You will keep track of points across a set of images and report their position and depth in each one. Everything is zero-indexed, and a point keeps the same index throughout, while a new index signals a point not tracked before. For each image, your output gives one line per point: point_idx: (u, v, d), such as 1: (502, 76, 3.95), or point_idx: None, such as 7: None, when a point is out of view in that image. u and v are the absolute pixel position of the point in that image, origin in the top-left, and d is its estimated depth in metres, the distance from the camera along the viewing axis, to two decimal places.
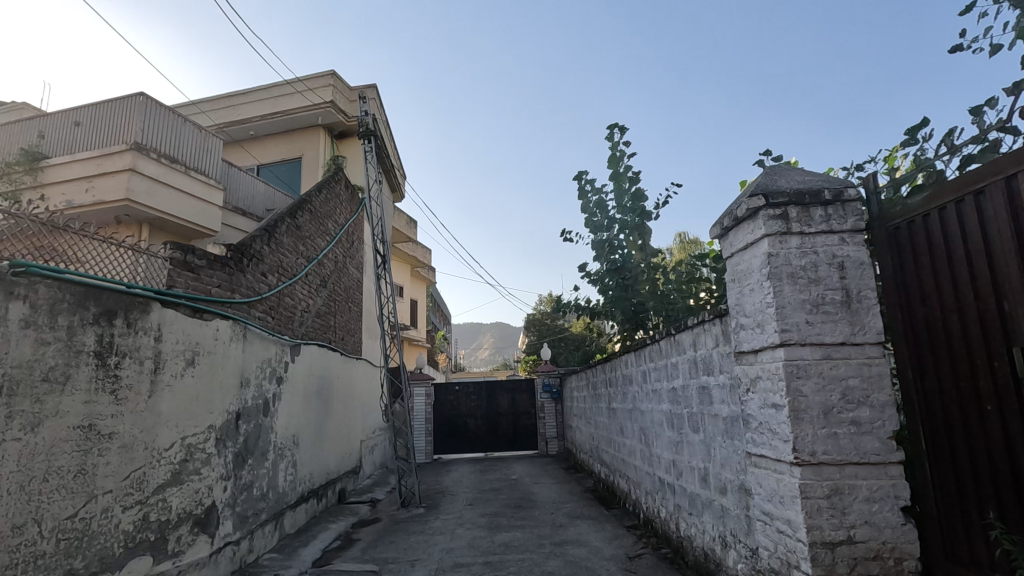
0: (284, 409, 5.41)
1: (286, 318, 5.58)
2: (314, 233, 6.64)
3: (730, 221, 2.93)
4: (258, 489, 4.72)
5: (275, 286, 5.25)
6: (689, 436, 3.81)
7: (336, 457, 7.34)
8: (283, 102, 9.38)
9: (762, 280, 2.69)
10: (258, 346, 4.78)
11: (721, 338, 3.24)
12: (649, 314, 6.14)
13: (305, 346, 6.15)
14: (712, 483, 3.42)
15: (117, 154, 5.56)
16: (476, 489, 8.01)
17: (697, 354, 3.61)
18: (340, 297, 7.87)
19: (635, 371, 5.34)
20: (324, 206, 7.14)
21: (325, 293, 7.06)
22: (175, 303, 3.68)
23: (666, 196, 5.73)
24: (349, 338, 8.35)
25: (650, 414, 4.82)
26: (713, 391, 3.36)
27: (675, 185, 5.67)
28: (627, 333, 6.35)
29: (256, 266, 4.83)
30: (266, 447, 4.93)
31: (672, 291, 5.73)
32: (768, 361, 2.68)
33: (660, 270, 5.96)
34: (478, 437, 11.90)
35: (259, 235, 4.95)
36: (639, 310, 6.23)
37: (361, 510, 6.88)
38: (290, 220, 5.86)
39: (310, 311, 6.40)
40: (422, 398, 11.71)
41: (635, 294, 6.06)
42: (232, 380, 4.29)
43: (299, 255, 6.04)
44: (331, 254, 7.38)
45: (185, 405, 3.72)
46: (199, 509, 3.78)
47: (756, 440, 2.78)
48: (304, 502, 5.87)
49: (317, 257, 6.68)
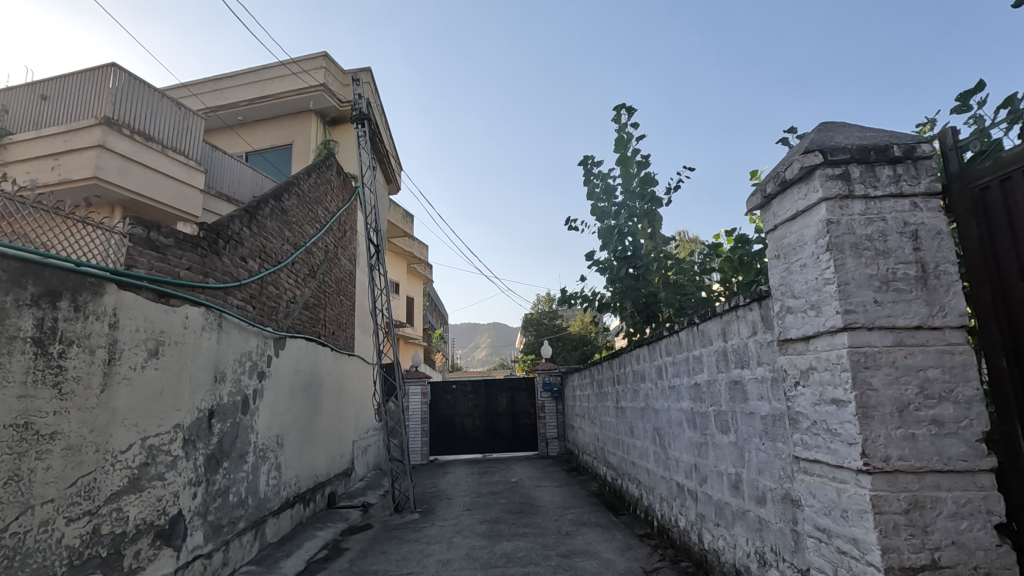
0: (266, 406, 4.98)
1: (269, 308, 5.13)
2: (302, 219, 6.20)
3: (775, 187, 2.52)
4: (235, 495, 4.29)
5: (256, 272, 4.79)
6: (716, 437, 3.39)
7: (326, 459, 6.91)
8: (272, 85, 8.93)
9: (818, 252, 2.28)
10: (236, 337, 4.33)
11: (759, 325, 2.82)
12: (661, 306, 5.60)
13: (291, 339, 5.71)
14: (745, 492, 3.00)
15: (85, 130, 5.12)
16: (475, 493, 7.57)
17: (728, 345, 3.19)
18: (331, 289, 7.43)
19: (648, 366, 4.92)
20: (313, 192, 6.70)
21: (314, 284, 6.62)
22: (134, 285, 3.23)
23: (678, 180, 5.24)
24: (341, 332, 7.90)
25: (667, 414, 4.40)
26: (748, 386, 2.95)
27: (689, 168, 5.19)
28: (638, 327, 5.84)
29: (234, 249, 4.38)
30: (245, 449, 4.48)
31: (686, 282, 5.50)
32: (825, 349, 2.25)
33: (672, 259, 5.62)
34: (475, 438, 11.46)
35: (238, 216, 4.50)
36: (650, 303, 5.65)
37: (352, 515, 6.45)
38: (275, 202, 5.41)
39: (297, 302, 5.96)
40: (418, 396, 11.27)
41: (646, 285, 5.53)
42: (204, 375, 3.84)
43: (284, 241, 5.60)
44: (321, 242, 6.94)
45: (146, 401, 3.28)
46: (162, 520, 3.34)
47: (808, 443, 2.36)
48: (289, 507, 5.44)
49: (304, 245, 6.24)
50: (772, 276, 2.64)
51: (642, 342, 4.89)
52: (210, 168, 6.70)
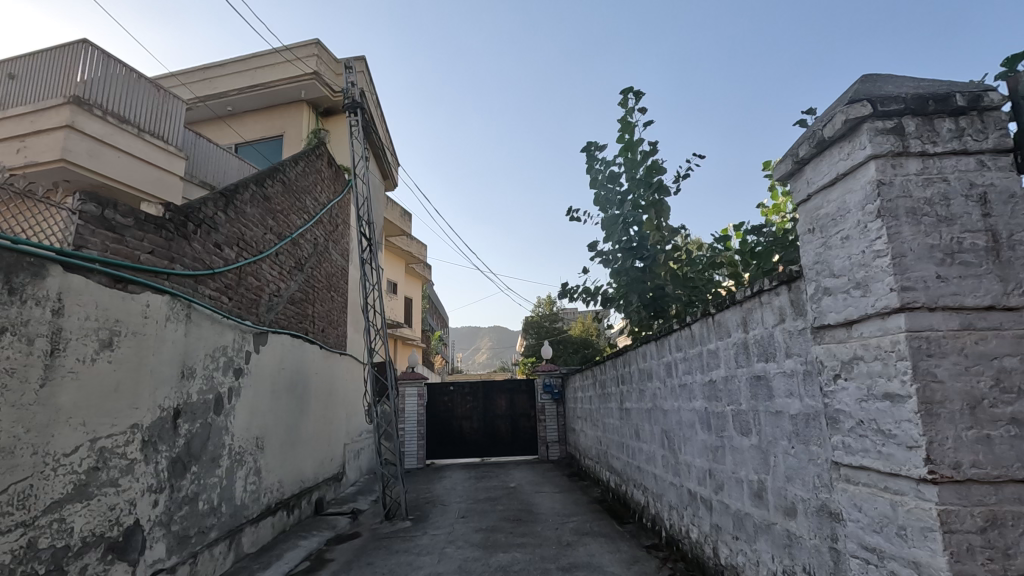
0: (244, 406, 4.62)
1: (249, 302, 4.78)
2: (288, 208, 5.86)
3: (810, 149, 2.18)
4: (206, 502, 3.93)
5: (233, 261, 4.45)
6: (735, 440, 3.04)
7: (314, 463, 6.55)
8: (263, 74, 8.61)
9: (865, 221, 1.93)
10: (208, 329, 3.98)
11: (788, 311, 2.47)
12: (669, 300, 5.25)
13: (274, 335, 5.35)
14: (771, 502, 2.65)
15: (53, 109, 4.79)
16: (471, 499, 7.21)
17: (749, 336, 2.84)
18: (320, 284, 7.08)
19: (655, 364, 4.56)
20: (301, 180, 6.37)
21: (302, 278, 6.27)
22: (84, 268, 2.87)
23: (688, 167, 4.91)
24: (331, 330, 7.55)
25: (677, 416, 4.04)
26: (774, 382, 2.60)
27: (700, 154, 4.87)
28: (644, 323, 5.49)
29: (207, 234, 4.03)
30: (218, 452, 4.13)
31: (695, 274, 5.16)
32: (874, 335, 1.90)
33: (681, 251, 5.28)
34: (473, 441, 11.08)
35: (212, 199, 4.15)
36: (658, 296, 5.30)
37: (340, 522, 6.09)
38: (256, 188, 5.07)
39: (281, 296, 5.61)
40: (414, 398, 10.91)
41: (653, 277, 5.19)
42: (169, 370, 3.49)
43: (267, 230, 5.25)
44: (309, 234, 6.60)
45: (97, 398, 2.92)
46: (115, 531, 2.98)
47: (852, 447, 2.01)
48: (270, 515, 5.08)
49: (290, 236, 5.89)
50: (805, 254, 2.29)
51: (648, 337, 4.54)
52: (192, 155, 6.36)
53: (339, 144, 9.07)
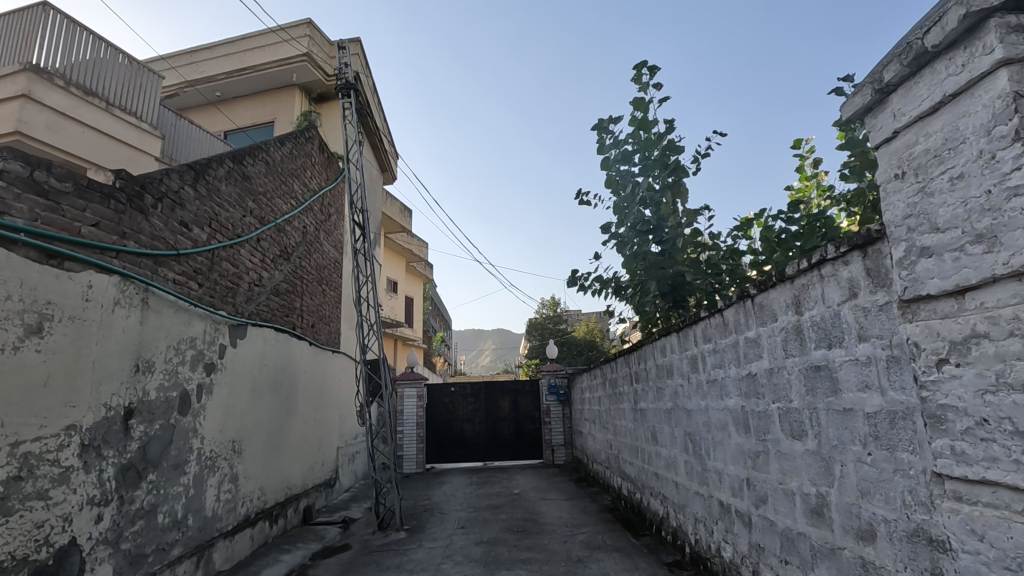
0: (217, 405, 4.14)
1: (224, 290, 4.31)
2: (272, 191, 5.39)
3: (901, 69, 1.69)
4: (167, 515, 3.44)
5: (203, 243, 3.97)
6: (782, 444, 2.54)
7: (302, 467, 6.08)
8: (252, 56, 8.16)
9: (994, 149, 1.43)
10: (170, 318, 3.50)
11: (860, 282, 1.97)
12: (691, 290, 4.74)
13: (255, 329, 4.87)
14: (836, 522, 2.15)
15: (8, 77, 4.34)
16: (472, 507, 6.71)
17: (804, 319, 2.35)
18: (310, 276, 6.60)
19: (677, 358, 4.07)
20: (288, 163, 5.91)
21: (288, 268, 5.80)
22: (7, 237, 2.39)
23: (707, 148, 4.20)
24: (322, 325, 7.08)
25: (704, 417, 3.55)
26: (841, 373, 2.10)
27: (721, 133, 4.15)
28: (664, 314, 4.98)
29: (171, 210, 3.56)
30: (184, 457, 3.64)
31: (719, 260, 4.64)
32: (1008, 304, 1.40)
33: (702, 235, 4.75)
34: (475, 445, 10.58)
35: (178, 171, 3.68)
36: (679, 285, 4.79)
37: (329, 533, 5.59)
38: (235, 164, 4.58)
39: (264, 286, 5.12)
40: (413, 399, 10.42)
41: (673, 263, 4.67)
42: (118, 364, 3.00)
43: (247, 213, 4.77)
44: (297, 221, 6.13)
45: (20, 395, 2.43)
46: (44, 553, 2.49)
47: (969, 455, 1.51)
48: (249, 527, 4.60)
49: (275, 221, 5.41)
50: (890, 206, 1.80)
51: (670, 328, 4.05)
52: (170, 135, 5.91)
53: (332, 131, 8.61)
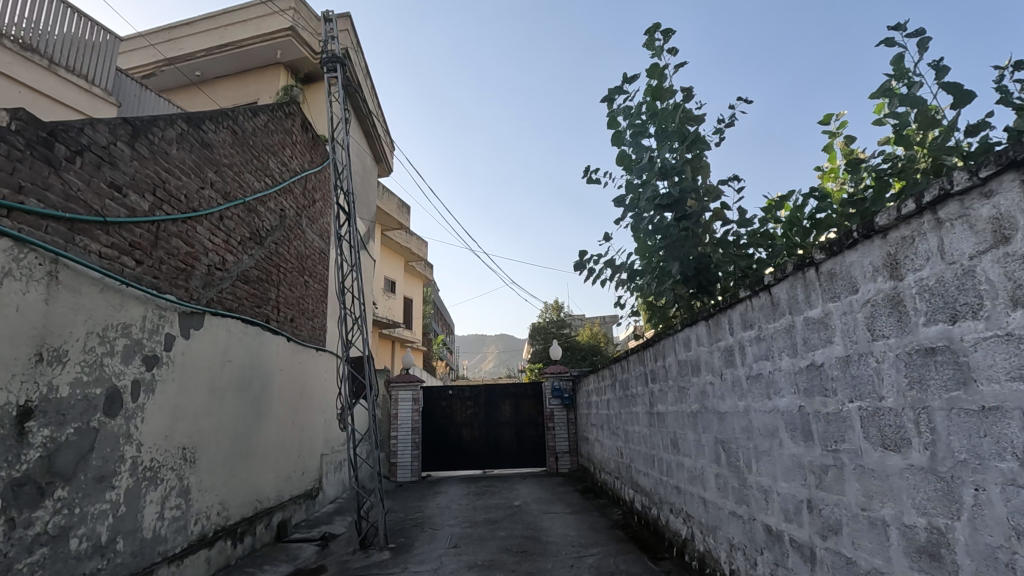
0: (163, 405, 3.51)
1: (173, 271, 3.68)
2: (241, 166, 4.79)
3: None
4: (87, 539, 2.82)
5: (143, 213, 3.35)
6: (867, 458, 1.90)
7: (277, 477, 5.44)
8: (233, 32, 7.60)
9: None
10: (93, 298, 2.89)
11: (1017, 220, 1.33)
12: (721, 274, 4.06)
13: (215, 319, 4.24)
14: (965, 570, 1.51)
15: None
16: (468, 521, 6.06)
17: (907, 284, 1.70)
18: (289, 265, 5.98)
19: (706, 351, 3.42)
20: (261, 137, 5.31)
21: (261, 253, 5.18)
22: None
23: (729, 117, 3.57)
24: (304, 320, 6.45)
25: (743, 421, 2.90)
26: (974, 358, 1.46)
27: (745, 102, 3.52)
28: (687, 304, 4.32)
29: (98, 169, 2.96)
30: (111, 467, 3.01)
31: (749, 242, 3.98)
32: None
33: (726, 219, 4.10)
34: (474, 451, 9.92)
35: (110, 124, 3.08)
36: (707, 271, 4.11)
37: (304, 552, 4.94)
38: (192, 128, 3.98)
39: (228, 271, 4.49)
40: (408, 403, 9.75)
41: (699, 243, 4.00)
42: (8, 351, 2.38)
43: (207, 185, 4.16)
44: (273, 202, 5.51)
45: None
46: None
47: None
48: (205, 548, 3.95)
49: (244, 198, 4.80)
50: None
51: (700, 315, 3.39)
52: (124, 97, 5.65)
53: (316, 112, 7.97)
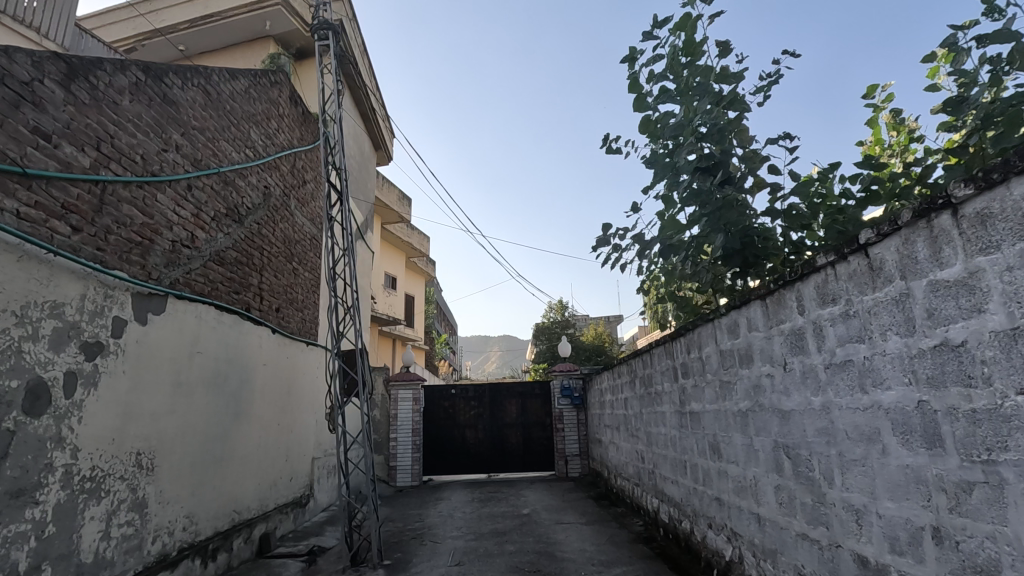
0: (109, 402, 2.93)
1: (125, 244, 3.10)
2: (216, 132, 4.21)
3: None
4: None
5: (83, 171, 2.79)
6: None
7: (260, 484, 4.86)
8: (218, 2, 7.04)
9: None
10: (8, 268, 2.32)
11: None
12: (772, 251, 3.44)
13: (181, 304, 3.66)
14: None
15: None
16: (473, 532, 5.48)
17: None
18: (274, 249, 5.40)
19: (762, 337, 2.83)
20: (242, 105, 4.74)
21: (240, 232, 4.60)
22: None
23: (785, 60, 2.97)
24: (292, 311, 5.85)
25: (820, 422, 2.31)
26: None
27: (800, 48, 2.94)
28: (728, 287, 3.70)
29: (16, 109, 2.40)
30: (34, 478, 2.44)
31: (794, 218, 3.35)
32: None
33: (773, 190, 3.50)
34: (478, 454, 9.34)
35: (36, 57, 2.52)
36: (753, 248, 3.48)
37: (289, 570, 4.37)
38: (152, 79, 3.41)
39: (198, 250, 3.92)
40: (409, 403, 9.16)
41: (745, 213, 3.39)
42: None
43: (172, 148, 3.59)
44: (255, 177, 4.93)
45: None
46: None
47: None
48: (167, 571, 3.37)
49: (220, 168, 4.23)
50: None
51: (759, 294, 2.79)
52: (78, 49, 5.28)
53: (305, 85, 7.35)
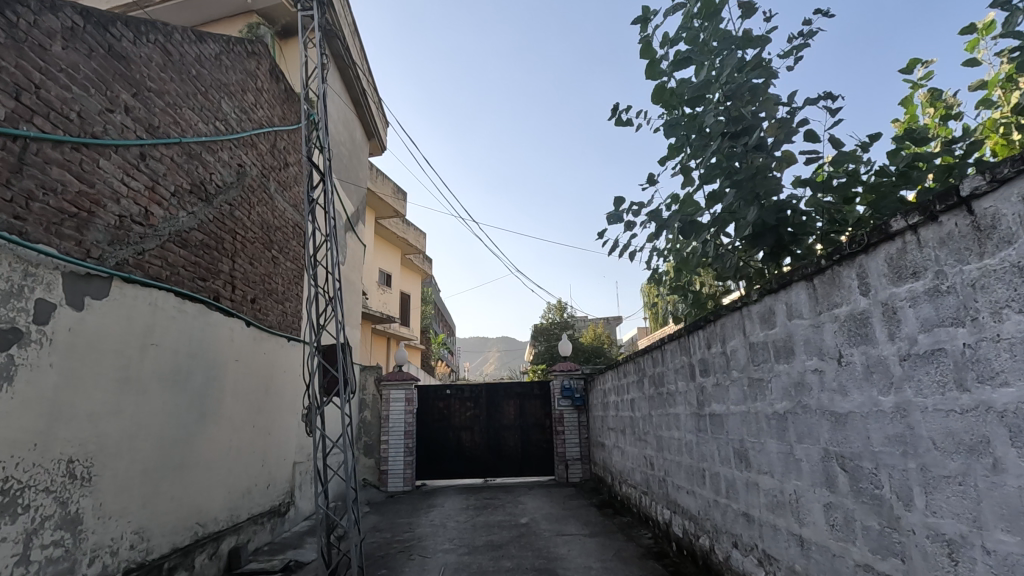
0: (31, 401, 2.48)
1: (55, 214, 2.65)
2: (178, 97, 3.75)
3: None
4: None
5: None
6: None
7: (230, 493, 4.38)
8: None
9: None
10: None
11: None
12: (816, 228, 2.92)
13: (130, 289, 3.19)
14: None
15: None
16: (467, 545, 5.02)
17: None
18: (249, 234, 4.91)
19: (808, 325, 2.37)
20: (211, 72, 4.28)
21: (207, 211, 4.13)
22: None
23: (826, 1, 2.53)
24: (270, 303, 5.36)
25: (893, 427, 1.86)
26: None
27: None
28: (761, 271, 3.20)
29: None
30: None
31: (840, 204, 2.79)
32: None
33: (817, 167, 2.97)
34: (473, 458, 8.88)
35: None
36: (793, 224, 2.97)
37: None
38: (94, 27, 2.96)
39: (154, 228, 3.45)
40: (401, 404, 8.67)
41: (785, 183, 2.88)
42: None
43: (120, 109, 3.13)
44: (226, 153, 4.46)
45: None
46: None
47: None
48: None
49: (182, 139, 3.76)
50: None
51: (808, 273, 2.32)
52: None
53: (289, 64, 6.89)
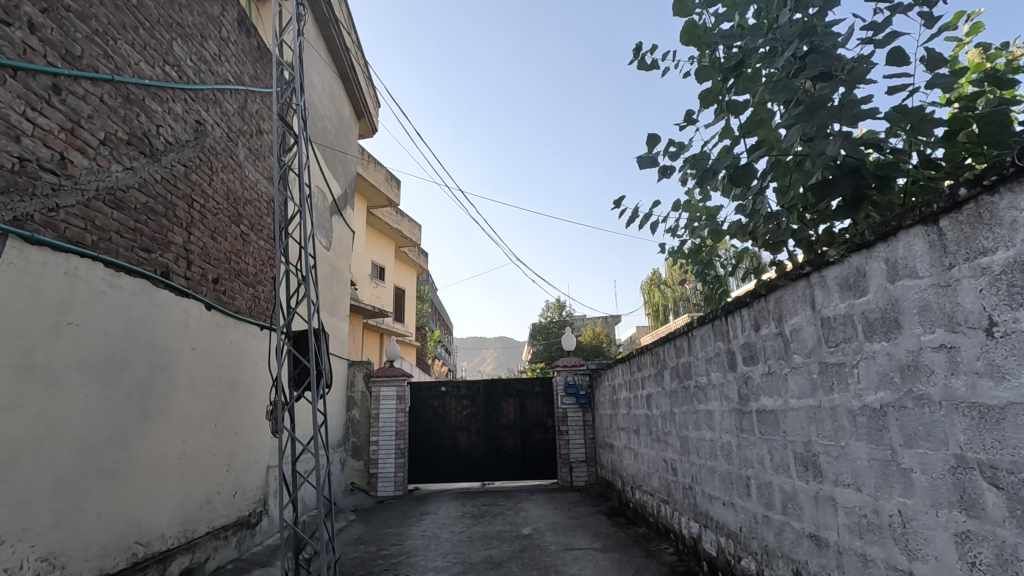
0: None
1: None
2: (111, 27, 3.09)
3: None
4: None
5: None
6: None
7: (182, 505, 3.72)
8: None
9: None
10: None
11: None
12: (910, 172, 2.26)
13: (36, 252, 2.53)
14: None
15: None
16: (462, 562, 4.38)
17: None
18: (210, 202, 4.25)
19: (924, 285, 1.73)
20: (158, 7, 3.63)
21: (152, 169, 3.48)
22: None
23: None
24: (237, 285, 4.69)
25: None
26: None
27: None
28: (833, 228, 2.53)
29: None
30: None
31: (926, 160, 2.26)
32: None
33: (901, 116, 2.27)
34: (470, 461, 8.22)
35: None
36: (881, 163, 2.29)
37: None
38: None
39: (75, 180, 2.80)
40: (392, 402, 7.99)
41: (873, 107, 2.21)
42: None
43: (21, 23, 2.49)
44: (179, 103, 3.80)
45: None
46: None
47: None
48: None
49: (116, 78, 3.11)
50: None
51: (933, 214, 1.67)
52: None
53: (267, 27, 6.25)
